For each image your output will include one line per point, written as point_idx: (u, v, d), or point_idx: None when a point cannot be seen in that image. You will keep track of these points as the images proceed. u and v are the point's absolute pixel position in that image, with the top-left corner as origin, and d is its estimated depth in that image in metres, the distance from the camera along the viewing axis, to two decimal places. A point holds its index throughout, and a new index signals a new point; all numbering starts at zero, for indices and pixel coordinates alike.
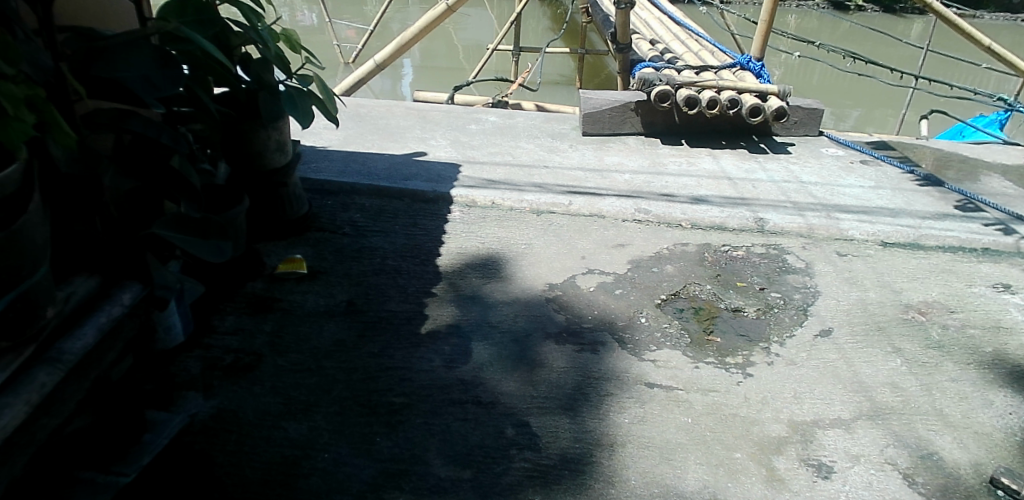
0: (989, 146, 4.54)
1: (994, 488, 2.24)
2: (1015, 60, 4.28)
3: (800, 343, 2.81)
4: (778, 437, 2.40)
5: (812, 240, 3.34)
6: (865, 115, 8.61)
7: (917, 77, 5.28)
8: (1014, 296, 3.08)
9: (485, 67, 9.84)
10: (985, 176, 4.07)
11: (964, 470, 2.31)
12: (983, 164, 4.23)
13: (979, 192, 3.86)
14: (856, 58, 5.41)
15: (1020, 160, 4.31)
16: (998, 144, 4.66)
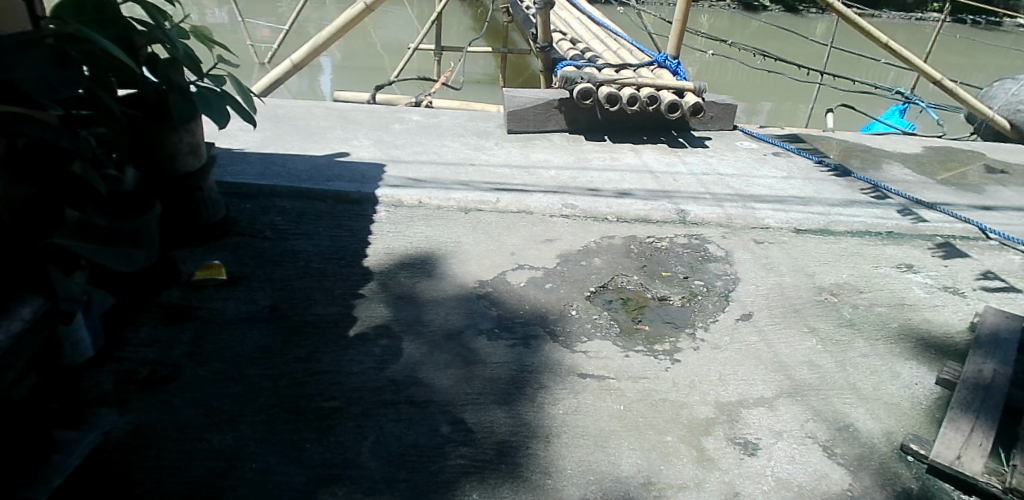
0: (887, 137, 4.86)
1: (905, 454, 2.41)
2: (909, 56, 4.58)
3: (723, 328, 2.91)
4: (706, 418, 2.48)
5: (731, 229, 3.48)
6: (777, 108, 9.02)
7: (822, 74, 5.58)
8: (916, 275, 3.30)
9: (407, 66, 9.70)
10: (885, 165, 4.35)
11: (878, 439, 2.47)
12: (885, 153, 4.53)
13: (880, 180, 4.12)
14: (766, 56, 5.68)
15: (915, 150, 4.64)
16: (895, 135, 5.00)
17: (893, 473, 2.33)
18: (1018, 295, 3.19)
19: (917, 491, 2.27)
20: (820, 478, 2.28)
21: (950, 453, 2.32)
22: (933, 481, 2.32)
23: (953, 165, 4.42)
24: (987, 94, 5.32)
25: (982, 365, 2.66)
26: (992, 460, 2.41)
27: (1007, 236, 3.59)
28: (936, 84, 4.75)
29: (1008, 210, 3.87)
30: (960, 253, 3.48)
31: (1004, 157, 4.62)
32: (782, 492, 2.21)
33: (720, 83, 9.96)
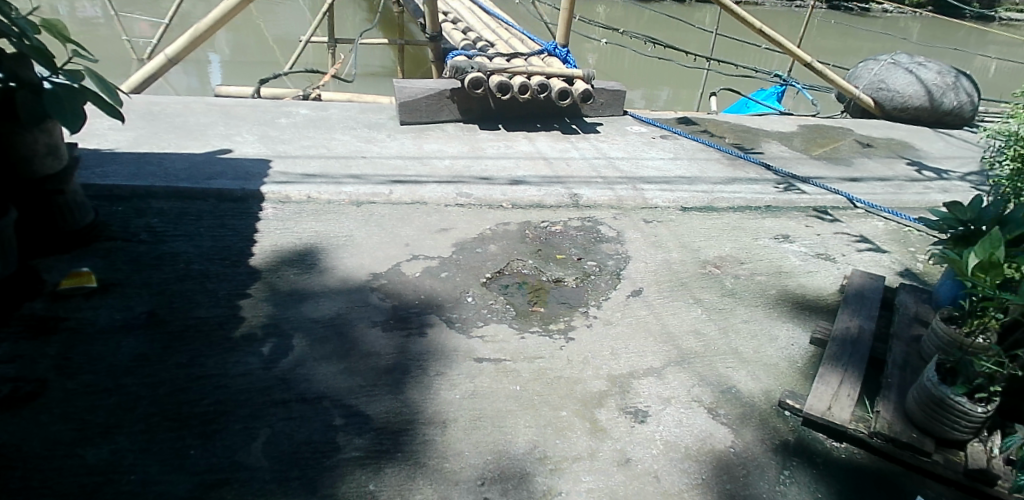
0: (767, 117, 5.17)
1: (782, 410, 2.60)
2: (782, 40, 4.88)
3: (614, 304, 3.03)
4: (599, 391, 2.58)
5: (622, 210, 3.61)
6: (673, 93, 9.33)
7: (707, 60, 5.85)
8: (792, 244, 3.53)
9: (302, 60, 9.38)
10: (765, 143, 4.63)
11: (757, 398, 2.64)
12: (764, 133, 4.82)
13: (760, 157, 4.38)
14: (654, 43, 5.90)
15: (791, 128, 4.96)
16: (773, 115, 5.32)
17: (772, 428, 2.52)
18: (880, 256, 3.49)
19: (793, 443, 2.47)
20: (704, 439, 2.43)
21: (821, 405, 2.52)
22: (808, 432, 2.53)
23: (825, 141, 4.75)
24: (853, 75, 5.76)
25: (849, 322, 2.90)
26: (859, 408, 2.65)
27: (872, 204, 3.88)
28: (807, 65, 5.09)
29: (872, 180, 4.20)
30: (832, 221, 3.76)
31: (870, 132, 5.02)
32: (669, 455, 2.34)
33: (620, 70, 10.20)
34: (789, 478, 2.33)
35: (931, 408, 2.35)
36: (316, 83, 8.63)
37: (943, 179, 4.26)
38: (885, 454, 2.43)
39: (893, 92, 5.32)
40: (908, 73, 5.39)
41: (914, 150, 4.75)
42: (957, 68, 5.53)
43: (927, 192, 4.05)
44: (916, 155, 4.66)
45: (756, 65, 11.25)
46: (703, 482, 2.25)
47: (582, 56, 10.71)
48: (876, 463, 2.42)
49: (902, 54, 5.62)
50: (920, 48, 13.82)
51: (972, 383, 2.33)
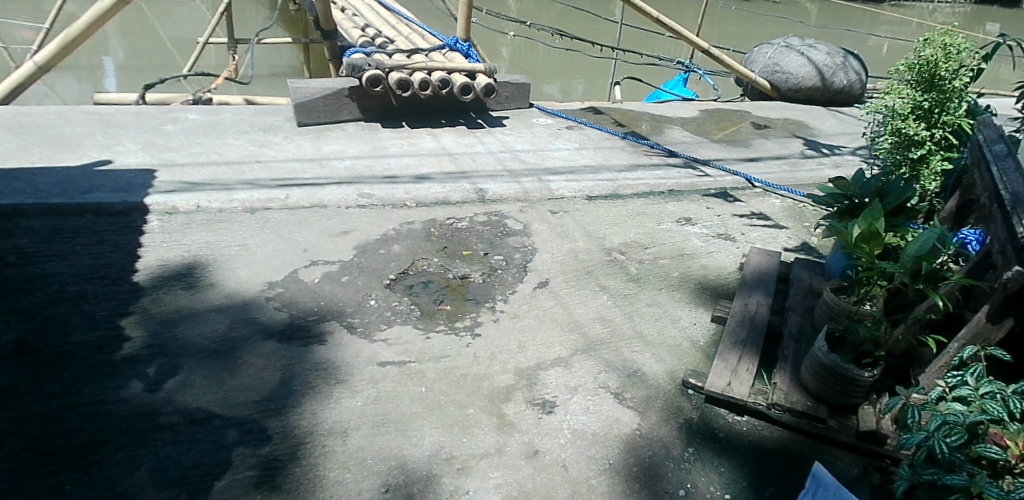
0: (670, 104, 5.30)
1: (686, 389, 2.58)
2: (679, 28, 5.00)
3: (521, 297, 2.98)
4: (506, 386, 2.51)
5: (527, 203, 3.61)
6: (589, 83, 9.46)
7: (613, 49, 5.94)
8: (693, 226, 3.60)
9: (203, 62, 8.98)
10: (668, 129, 4.74)
11: (662, 379, 2.62)
12: (667, 119, 4.95)
13: (663, 143, 4.48)
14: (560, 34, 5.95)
15: (693, 113, 5.11)
16: (677, 101, 5.46)
17: (676, 408, 2.49)
18: (779, 232, 3.58)
19: (696, 420, 2.44)
20: (610, 424, 2.39)
21: (721, 381, 2.49)
22: (710, 408, 2.50)
23: (726, 124, 4.91)
24: (750, 58, 5.98)
25: (748, 299, 2.90)
26: (759, 381, 2.60)
27: (768, 183, 4.02)
28: (705, 52, 5.25)
29: (769, 160, 4.36)
30: (733, 200, 3.87)
31: (767, 114, 5.21)
32: (577, 442, 2.30)
33: (536, 63, 10.25)
34: (694, 455, 2.30)
35: (821, 375, 2.33)
36: (209, 86, 8.20)
37: (835, 155, 4.47)
38: (784, 425, 2.41)
39: (787, 74, 5.57)
40: (800, 55, 5.61)
41: (808, 129, 4.98)
42: (846, 49, 5.82)
43: (820, 169, 4.23)
44: (810, 133, 4.87)
45: (669, 53, 11.55)
46: (611, 466, 2.22)
47: (499, 48, 10.70)
48: (777, 434, 2.40)
49: (794, 38, 5.86)
50: (821, 31, 14.53)
51: (859, 350, 2.28)
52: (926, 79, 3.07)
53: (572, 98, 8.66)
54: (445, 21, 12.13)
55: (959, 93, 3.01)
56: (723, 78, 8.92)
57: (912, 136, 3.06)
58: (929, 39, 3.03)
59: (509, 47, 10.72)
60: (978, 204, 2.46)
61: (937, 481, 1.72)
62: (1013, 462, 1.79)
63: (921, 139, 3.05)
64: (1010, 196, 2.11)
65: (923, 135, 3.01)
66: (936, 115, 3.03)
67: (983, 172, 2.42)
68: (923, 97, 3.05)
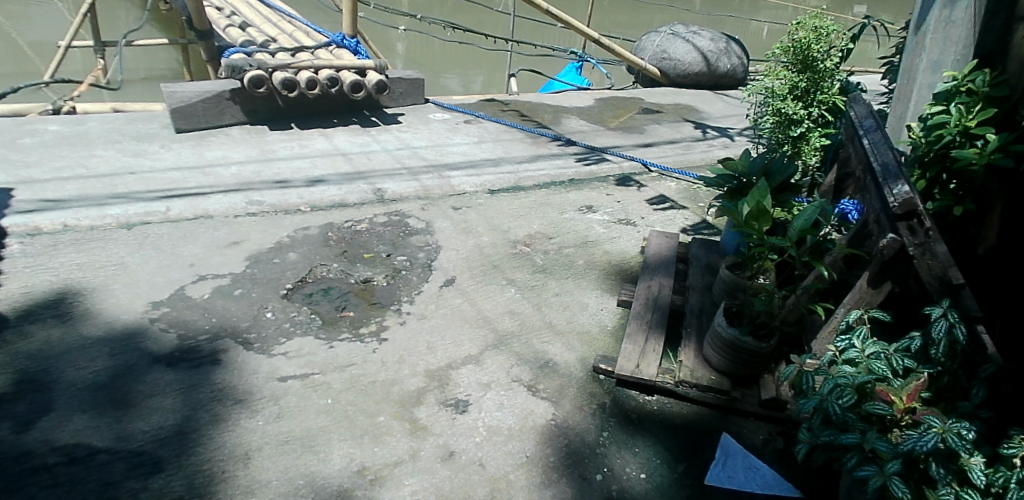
0: (566, 94, 5.37)
1: (597, 375, 2.43)
2: (569, 19, 5.07)
3: (427, 297, 2.77)
4: (417, 389, 2.29)
5: (429, 200, 3.51)
6: (487, 75, 9.44)
7: (506, 41, 5.94)
8: (595, 214, 3.56)
9: (66, 67, 8.23)
10: (566, 119, 4.80)
11: (573, 367, 2.46)
12: (562, 109, 5.00)
13: (558, 132, 4.53)
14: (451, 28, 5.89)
15: (588, 103, 5.20)
16: (571, 91, 5.55)
17: (589, 395, 2.33)
18: (674, 213, 3.65)
19: (609, 405, 2.30)
20: (525, 417, 2.21)
21: (630, 364, 2.37)
22: (622, 392, 2.37)
23: (620, 112, 5.04)
24: (639, 47, 6.18)
25: (652, 281, 2.81)
26: (666, 361, 2.52)
27: (664, 167, 4.11)
28: (595, 42, 5.35)
29: (663, 144, 4.49)
30: (631, 184, 3.92)
31: (658, 100, 5.39)
32: (493, 439, 2.11)
33: (430, 57, 10.08)
34: (609, 438, 2.16)
35: (724, 348, 2.27)
36: (70, 93, 7.52)
37: (724, 136, 4.69)
38: (693, 401, 2.32)
39: (675, 61, 5.81)
40: (685, 42, 5.86)
41: (698, 112, 5.19)
42: (727, 35, 6.12)
43: (710, 150, 4.42)
44: (699, 117, 5.08)
45: (565, 43, 11.74)
46: (530, 459, 2.06)
47: (394, 44, 10.48)
48: (685, 409, 2.31)
49: (679, 26, 6.14)
50: (706, 17, 15.22)
51: (756, 321, 2.24)
52: (801, 61, 3.22)
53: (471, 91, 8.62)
54: (333, 18, 11.72)
55: (830, 74, 3.20)
56: (614, 67, 9.16)
57: (792, 114, 3.21)
58: (800, 22, 3.20)
59: (403, 42, 10.51)
60: (852, 176, 2.60)
61: (834, 441, 1.81)
62: (900, 416, 1.85)
63: (800, 117, 3.20)
64: (880, 169, 2.25)
65: (801, 113, 3.17)
66: (812, 94, 3.20)
67: (857, 145, 2.56)
68: (799, 78, 3.20)
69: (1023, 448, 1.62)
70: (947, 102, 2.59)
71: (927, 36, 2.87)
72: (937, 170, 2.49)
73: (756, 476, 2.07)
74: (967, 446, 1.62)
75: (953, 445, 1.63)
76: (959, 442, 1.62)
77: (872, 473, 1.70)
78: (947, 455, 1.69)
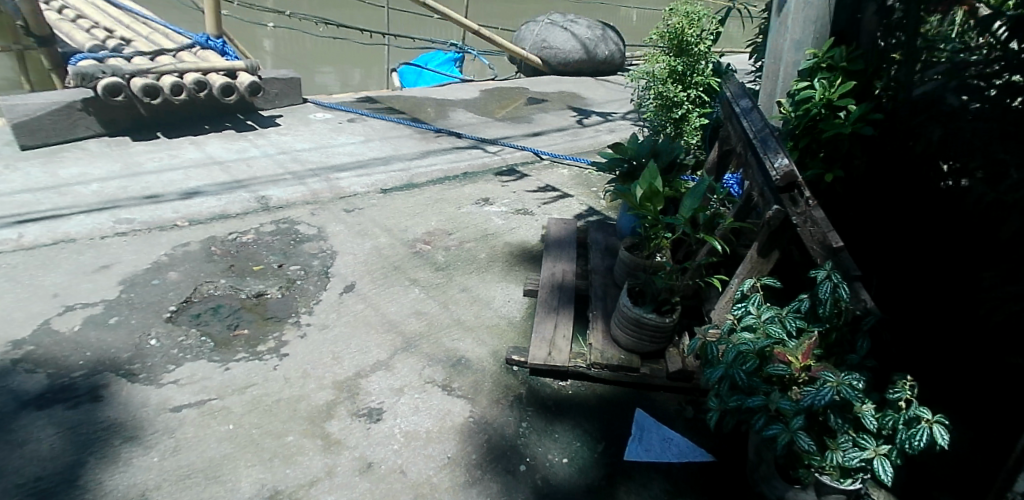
0: (451, 87, 5.33)
1: (511, 366, 2.38)
2: (448, 11, 5.01)
3: (327, 306, 2.60)
4: (325, 402, 2.14)
5: (318, 204, 3.32)
6: (366, 70, 9.18)
7: (385, 36, 5.79)
8: (493, 206, 3.45)
9: None
10: (453, 113, 4.75)
11: (486, 361, 2.39)
12: (448, 102, 4.95)
13: (447, 127, 4.48)
14: (325, 23, 5.66)
15: (474, 95, 5.18)
16: (455, 84, 5.51)
17: (504, 388, 2.28)
18: (568, 200, 3.59)
19: (525, 395, 2.27)
20: (443, 417, 2.13)
21: (541, 352, 2.35)
22: (537, 380, 2.34)
23: (506, 102, 5.06)
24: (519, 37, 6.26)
25: (554, 266, 2.79)
26: (576, 345, 2.53)
27: (555, 154, 4.12)
28: (476, 34, 5.34)
29: (552, 132, 4.55)
30: (523, 174, 3.87)
31: (543, 89, 5.47)
32: (412, 444, 2.02)
33: (305, 54, 9.64)
34: (529, 428, 2.14)
35: (630, 327, 2.31)
36: None
37: (608, 121, 4.83)
38: (606, 381, 2.35)
39: (556, 50, 5.93)
40: (564, 31, 6.01)
41: (582, 99, 5.31)
42: (603, 22, 6.32)
43: (598, 135, 4.54)
44: (583, 103, 5.20)
45: (444, 35, 11.66)
46: (451, 459, 1.99)
47: (264, 42, 9.95)
48: (598, 391, 2.33)
49: (556, 15, 6.29)
50: (579, 5, 15.62)
51: (659, 298, 2.31)
52: (676, 45, 3.35)
53: (352, 88, 8.34)
54: (193, 17, 10.93)
55: (704, 56, 3.36)
56: (495, 57, 9.21)
57: (672, 97, 3.34)
58: (673, 8, 3.35)
59: (272, 39, 9.99)
60: (733, 153, 2.74)
61: (741, 405, 1.91)
62: (798, 374, 1.99)
63: (680, 99, 3.34)
64: (760, 143, 2.40)
65: (681, 95, 3.32)
66: (689, 77, 3.35)
67: (735, 124, 2.70)
68: (675, 62, 3.34)
69: (906, 391, 1.81)
70: (811, 78, 2.81)
71: (789, 16, 2.94)
72: (808, 141, 2.72)
73: (671, 446, 2.15)
74: (859, 395, 1.79)
75: (846, 396, 1.79)
76: (853, 393, 1.78)
77: (779, 431, 1.83)
78: (843, 406, 1.84)
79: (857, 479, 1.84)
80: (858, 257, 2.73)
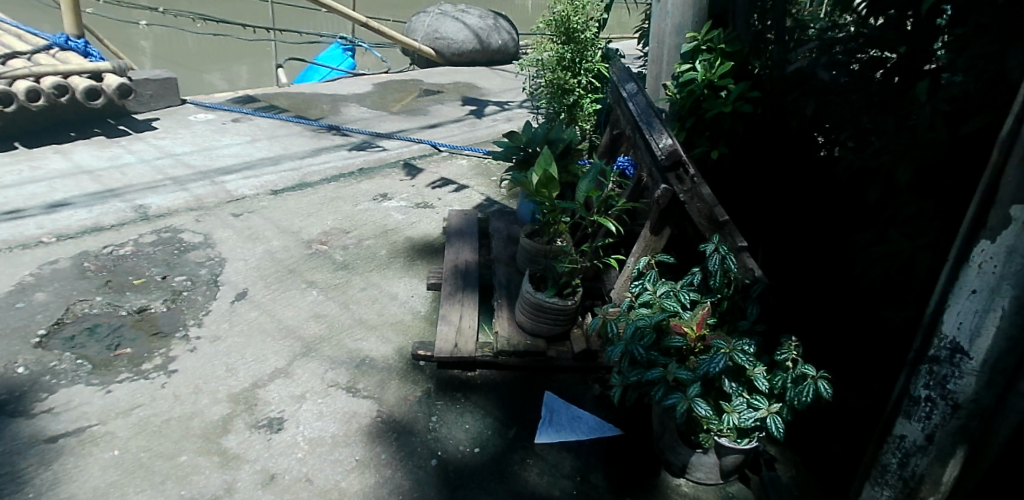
0: (342, 82, 5.19)
1: (417, 361, 2.34)
2: (333, 4, 4.88)
3: (217, 316, 2.46)
4: (221, 417, 2.03)
5: (202, 210, 3.14)
6: (255, 67, 8.77)
7: (269, 31, 5.57)
8: (391, 201, 3.39)
9: None
10: (345, 108, 4.63)
11: (391, 359, 2.34)
12: (340, 98, 4.82)
13: (341, 123, 4.35)
14: (201, 19, 5.37)
15: (367, 89, 5.07)
16: (347, 79, 5.37)
17: (411, 384, 2.25)
18: (467, 191, 3.56)
19: (433, 389, 2.24)
20: (349, 420, 2.07)
21: (448, 345, 2.33)
22: (445, 373, 2.32)
23: (401, 95, 4.98)
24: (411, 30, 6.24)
25: (456, 257, 2.77)
26: (482, 334, 2.53)
27: (453, 146, 4.09)
28: (364, 27, 5.24)
29: (449, 124, 4.52)
30: (420, 167, 3.83)
31: (438, 80, 5.43)
32: (317, 451, 1.95)
33: (187, 53, 9.09)
34: (439, 421, 2.12)
35: (533, 312, 2.34)
36: None
37: (504, 110, 4.85)
38: (513, 367, 2.36)
39: (449, 40, 5.96)
40: (455, 21, 6.05)
41: (477, 89, 5.31)
42: (493, 11, 6.39)
43: (495, 125, 4.55)
44: (479, 94, 5.20)
45: (337, 29, 11.34)
46: (360, 462, 1.93)
47: (140, 42, 9.30)
48: (506, 377, 2.34)
49: (446, 6, 6.32)
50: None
51: (559, 282, 2.34)
52: (562, 32, 3.39)
53: (241, 86, 7.95)
54: (55, 16, 10.04)
55: (592, 43, 3.43)
56: (388, 50, 9.05)
57: (564, 84, 3.39)
58: None
59: (149, 38, 9.35)
60: (623, 136, 2.80)
61: (642, 379, 1.96)
62: (693, 344, 2.07)
63: (571, 86, 3.39)
64: (646, 125, 2.47)
65: (572, 82, 3.37)
66: (579, 63, 3.41)
67: (624, 108, 2.76)
68: (564, 49, 3.38)
69: (792, 352, 1.93)
70: (692, 60, 2.89)
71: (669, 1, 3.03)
72: (693, 120, 2.81)
73: (580, 425, 2.19)
74: (751, 360, 1.91)
75: (739, 361, 1.90)
76: (745, 358, 1.90)
77: (678, 400, 1.89)
78: (736, 370, 1.97)
79: (753, 438, 1.94)
80: (746, 229, 2.88)
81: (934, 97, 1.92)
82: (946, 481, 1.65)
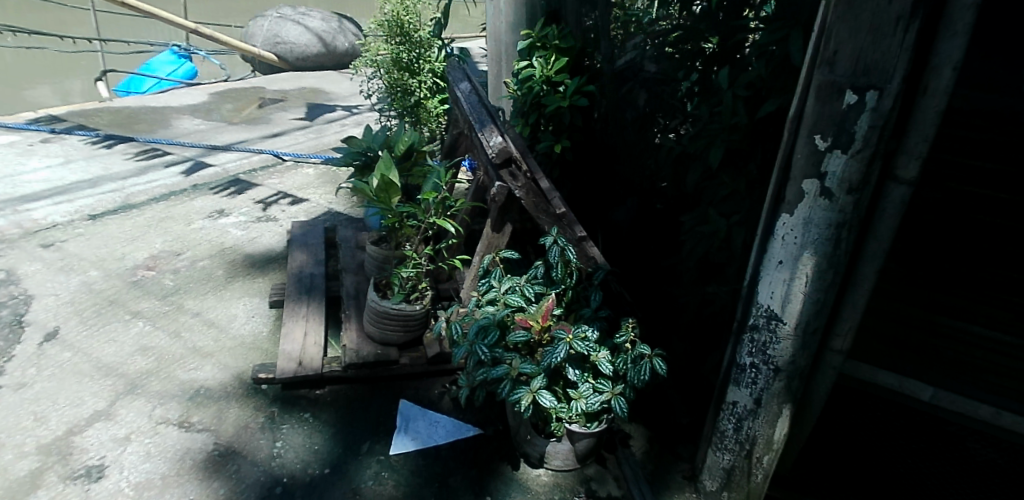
0: (173, 93, 4.87)
1: (260, 385, 2.22)
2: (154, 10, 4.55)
3: (23, 361, 2.22)
4: (27, 473, 1.82)
5: (4, 243, 2.81)
6: (83, 79, 8.04)
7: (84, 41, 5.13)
8: (228, 217, 3.20)
9: None
10: (177, 121, 4.34)
11: (227, 386, 2.21)
12: (172, 110, 4.51)
13: (174, 137, 4.07)
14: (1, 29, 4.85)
15: (201, 99, 4.78)
16: (181, 89, 5.02)
17: (253, 410, 2.13)
18: (312, 201, 3.43)
19: (278, 414, 2.13)
20: (180, 458, 1.92)
21: (292, 364, 2.22)
22: (290, 394, 2.22)
23: (241, 104, 4.74)
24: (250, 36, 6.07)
25: (299, 272, 2.66)
26: (330, 350, 2.44)
27: (299, 154, 3.92)
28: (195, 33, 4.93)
29: (294, 131, 4.34)
30: (264, 178, 3.65)
31: (281, 86, 5.22)
32: (144, 496, 1.79)
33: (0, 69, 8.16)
34: (284, 446, 2.01)
35: (379, 320, 2.29)
36: None
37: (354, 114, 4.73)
38: (364, 380, 2.29)
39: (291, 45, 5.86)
40: (297, 25, 5.97)
41: (325, 94, 5.15)
42: (336, 13, 6.35)
43: (344, 129, 4.42)
44: (326, 98, 5.05)
45: (177, 35, 10.62)
46: None
47: None
48: (360, 391, 2.27)
49: (286, 8, 6.22)
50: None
51: (406, 288, 2.29)
52: (398, 32, 3.33)
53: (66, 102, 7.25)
54: None
55: (430, 43, 3.40)
56: (230, 57, 8.59)
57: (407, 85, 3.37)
58: None
59: None
60: (462, 135, 2.77)
61: (487, 377, 1.96)
62: (539, 336, 2.07)
63: (412, 87, 3.38)
64: (478, 123, 2.47)
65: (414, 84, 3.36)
66: (419, 63, 3.39)
67: (460, 108, 2.74)
68: (401, 50, 3.34)
69: (629, 334, 1.99)
70: (530, 57, 2.91)
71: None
72: (535, 117, 2.86)
73: (438, 429, 2.16)
74: (592, 346, 1.95)
75: (580, 348, 1.94)
76: (586, 344, 1.94)
77: (523, 393, 1.91)
78: (581, 358, 1.99)
79: (603, 420, 1.99)
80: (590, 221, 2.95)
81: (735, 83, 2.02)
82: (777, 439, 1.74)
